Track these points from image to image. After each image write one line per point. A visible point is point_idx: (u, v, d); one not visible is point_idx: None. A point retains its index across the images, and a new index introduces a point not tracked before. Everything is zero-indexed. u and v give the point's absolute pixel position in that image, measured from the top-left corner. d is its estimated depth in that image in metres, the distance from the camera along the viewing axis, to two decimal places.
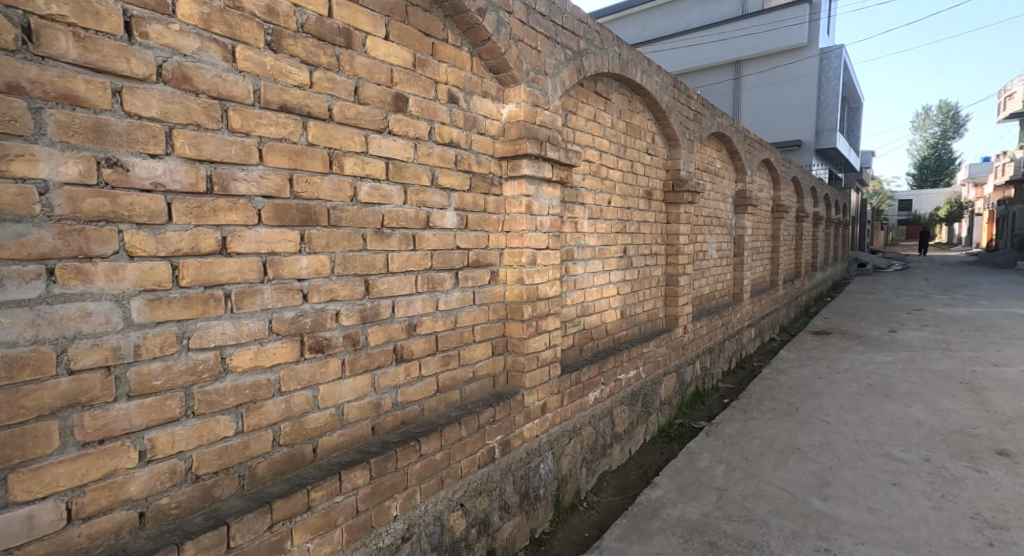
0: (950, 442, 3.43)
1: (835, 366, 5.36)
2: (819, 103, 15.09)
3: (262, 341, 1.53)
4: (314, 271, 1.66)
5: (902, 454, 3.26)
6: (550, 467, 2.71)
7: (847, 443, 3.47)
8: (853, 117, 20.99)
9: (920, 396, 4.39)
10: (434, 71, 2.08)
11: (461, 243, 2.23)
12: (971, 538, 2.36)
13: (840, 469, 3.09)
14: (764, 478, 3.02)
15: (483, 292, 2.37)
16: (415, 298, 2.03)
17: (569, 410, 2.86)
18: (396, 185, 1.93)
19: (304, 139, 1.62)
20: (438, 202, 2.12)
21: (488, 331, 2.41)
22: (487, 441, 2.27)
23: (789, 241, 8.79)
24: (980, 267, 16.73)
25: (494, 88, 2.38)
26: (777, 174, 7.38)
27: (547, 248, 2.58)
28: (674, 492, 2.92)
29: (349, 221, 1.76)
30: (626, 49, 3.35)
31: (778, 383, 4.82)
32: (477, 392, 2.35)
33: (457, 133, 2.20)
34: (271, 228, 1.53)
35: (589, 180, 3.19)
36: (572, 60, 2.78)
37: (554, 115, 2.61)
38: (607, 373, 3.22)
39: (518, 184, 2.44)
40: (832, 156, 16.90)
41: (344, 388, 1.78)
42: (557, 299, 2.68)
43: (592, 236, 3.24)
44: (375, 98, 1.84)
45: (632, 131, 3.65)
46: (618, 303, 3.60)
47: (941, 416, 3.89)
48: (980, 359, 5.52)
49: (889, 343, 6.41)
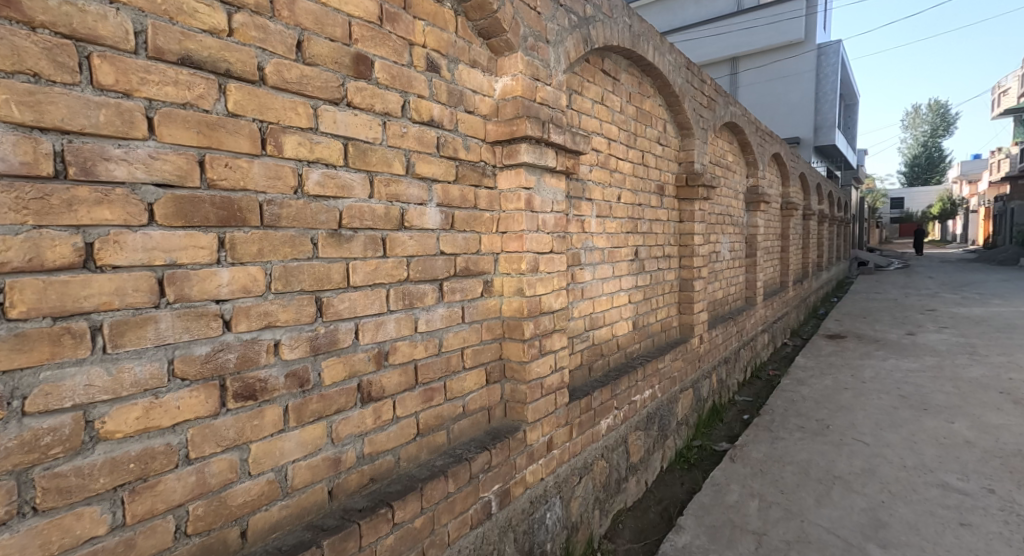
0: (1011, 467, 2.99)
1: (859, 375, 4.93)
2: (819, 99, 14.74)
3: (158, 393, 1.07)
4: (239, 289, 1.20)
5: (961, 484, 2.82)
6: (557, 515, 2.26)
7: (894, 469, 3.03)
8: (850, 115, 20.73)
9: (961, 409, 3.95)
10: (408, 29, 1.62)
11: (445, 248, 1.77)
12: None
13: (893, 504, 2.65)
14: (808, 518, 2.57)
15: (473, 307, 1.92)
16: (386, 318, 1.57)
17: (579, 443, 2.42)
18: (359, 172, 1.47)
19: (221, 107, 1.17)
20: (416, 196, 1.66)
21: (481, 354, 1.96)
22: (481, 494, 1.83)
23: (797, 240, 8.40)
24: (983, 264, 16.43)
25: (484, 56, 1.94)
26: (787, 170, 6.98)
27: (551, 251, 2.13)
28: (704, 537, 2.47)
29: (292, 219, 1.31)
30: (637, 21, 2.91)
31: (801, 396, 4.38)
32: (468, 430, 1.90)
33: (439, 109, 1.74)
34: (169, 230, 1.08)
35: (596, 172, 2.75)
36: (577, 27, 2.34)
37: (557, 92, 2.17)
38: (620, 395, 2.79)
39: (515, 173, 1.98)
40: (832, 154, 16.59)
41: (288, 445, 1.32)
42: (563, 313, 2.23)
43: (600, 237, 2.81)
44: (326, 57, 1.38)
45: (642, 117, 3.22)
46: (630, 313, 3.16)
47: (992, 434, 3.46)
48: (1014, 365, 5.08)
49: (911, 347, 5.98)
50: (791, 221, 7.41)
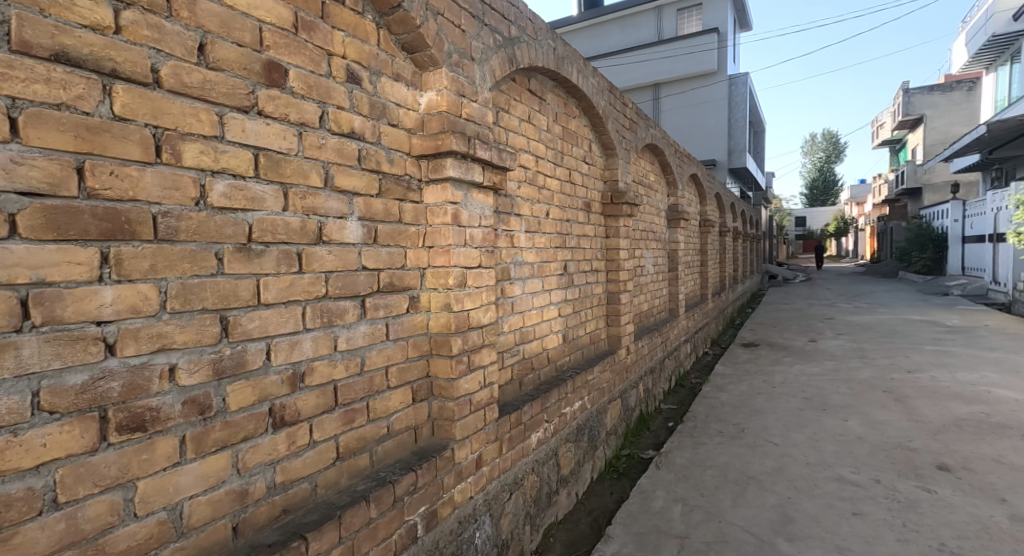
0: (894, 457, 3.29)
1: (771, 380, 5.27)
2: (731, 126, 15.90)
3: (17, 429, 0.95)
4: (126, 309, 1.10)
5: (854, 476, 3.06)
6: (487, 534, 2.22)
7: (799, 466, 3.25)
8: (758, 140, 22.51)
9: (855, 408, 4.31)
10: (325, 38, 1.57)
11: (368, 263, 1.72)
12: None
13: (798, 499, 2.83)
14: (725, 519, 2.69)
15: (398, 324, 1.86)
16: (302, 337, 1.49)
17: (508, 459, 2.40)
18: (271, 184, 1.40)
19: (105, 109, 1.07)
20: (335, 209, 1.60)
21: (407, 372, 1.90)
22: (406, 517, 1.76)
23: (715, 256, 8.94)
24: (873, 276, 18.24)
25: (409, 70, 1.92)
26: (703, 190, 7.44)
27: (479, 266, 2.12)
28: (631, 545, 2.51)
29: (192, 233, 1.22)
30: (561, 44, 3.01)
31: (720, 402, 4.61)
32: (393, 452, 1.84)
33: (360, 122, 1.70)
34: (37, 244, 0.98)
35: (524, 188, 2.79)
36: (502, 47, 2.38)
37: (483, 109, 2.18)
38: (551, 408, 2.81)
39: (441, 188, 1.96)
40: (744, 176, 17.91)
41: (185, 479, 1.21)
42: (491, 327, 2.22)
43: (529, 252, 2.84)
44: (233, 63, 1.31)
45: (569, 137, 3.32)
46: (560, 326, 3.21)
47: (878, 429, 3.80)
48: (896, 366, 5.63)
49: (813, 352, 6.50)
50: (709, 238, 7.89)
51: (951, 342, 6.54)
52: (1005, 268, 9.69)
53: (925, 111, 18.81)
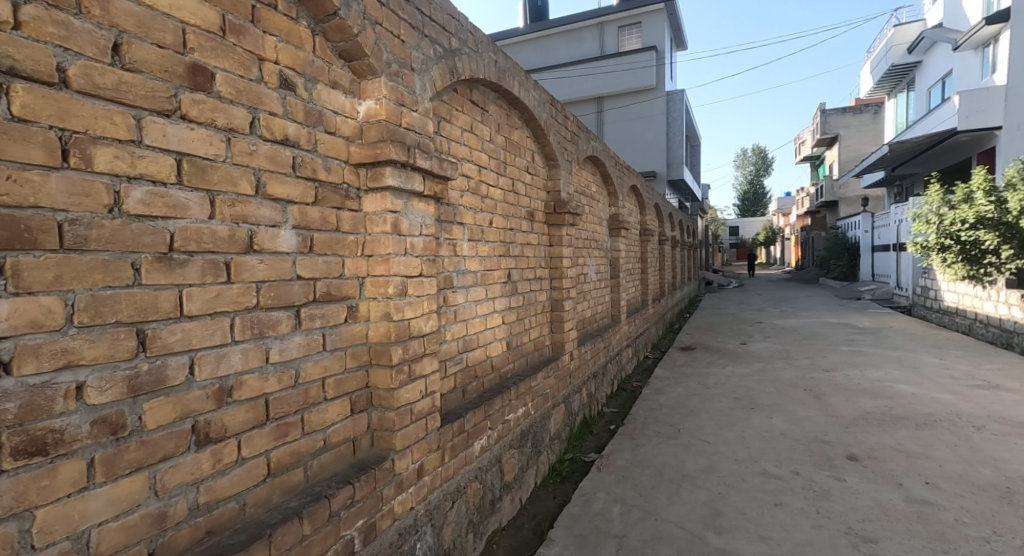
0: (811, 450, 3.52)
1: (705, 382, 5.53)
2: (669, 139, 16.61)
3: None
4: (24, 323, 1.03)
5: (776, 470, 3.26)
6: (428, 544, 2.20)
7: (728, 463, 3.42)
8: (693, 154, 23.61)
9: (779, 405, 4.59)
10: (256, 42, 1.53)
11: (303, 272, 1.67)
12: None
13: (727, 494, 2.98)
14: (661, 516, 2.79)
15: (336, 334, 1.82)
16: (230, 350, 1.43)
17: (451, 467, 2.39)
18: (196, 191, 1.34)
19: (2, 110, 1.01)
20: (267, 217, 1.55)
21: (344, 383, 1.86)
22: (343, 532, 1.72)
23: (655, 264, 9.28)
24: (797, 282, 19.51)
25: (346, 78, 1.89)
26: (643, 200, 7.72)
27: (421, 274, 2.10)
28: (572, 547, 2.56)
29: (105, 241, 1.15)
30: (502, 57, 3.06)
31: (658, 403, 4.78)
32: (330, 465, 1.79)
33: (295, 128, 1.66)
34: None
35: (467, 198, 2.81)
36: (442, 58, 2.39)
37: (423, 119, 2.18)
38: (494, 415, 2.82)
39: (381, 197, 1.94)
40: (682, 187, 18.72)
41: (92, 505, 1.13)
42: (433, 336, 2.21)
43: (472, 260, 2.85)
44: (153, 65, 1.26)
45: (511, 147, 3.37)
46: (504, 333, 3.23)
47: (799, 424, 4.06)
48: (815, 365, 6.04)
49: (744, 355, 6.86)
50: (648, 246, 8.18)
51: (862, 343, 7.08)
52: (907, 274, 10.63)
53: (838, 131, 20.40)
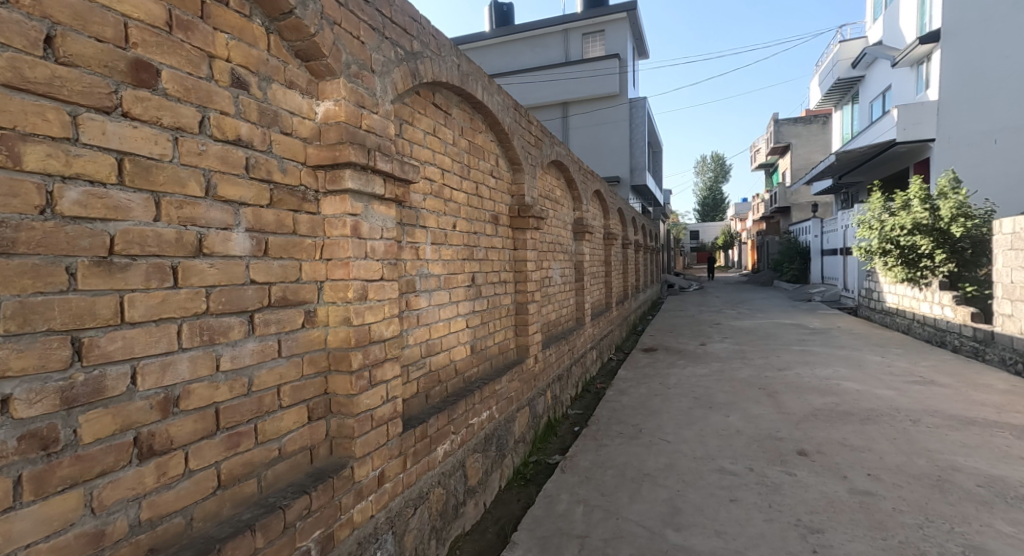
0: (765, 447, 3.65)
1: (666, 382, 5.65)
2: (632, 145, 16.94)
3: None
4: None
5: (732, 466, 3.35)
6: (389, 552, 2.16)
7: (687, 461, 3.50)
8: (655, 160, 24.15)
9: (735, 404, 4.73)
10: (206, 39, 1.48)
11: (256, 277, 1.62)
12: (800, 549, 2.38)
13: (685, 491, 3.05)
14: (622, 515, 2.83)
15: (292, 340, 1.77)
16: (178, 358, 1.37)
17: (413, 473, 2.36)
18: (140, 192, 1.29)
19: None
20: (218, 220, 1.49)
21: (301, 390, 1.81)
22: (299, 543, 1.67)
23: (618, 266, 9.42)
24: (754, 285, 20.18)
25: (303, 78, 1.85)
26: (606, 205, 7.84)
27: (381, 278, 2.07)
28: (535, 549, 2.56)
29: (36, 245, 1.10)
30: (465, 61, 3.06)
31: (621, 404, 4.85)
32: (285, 475, 1.74)
33: (248, 128, 1.61)
34: None
35: (429, 201, 2.78)
36: (404, 60, 2.37)
37: (384, 121, 2.15)
38: (458, 420, 2.80)
39: (340, 199, 1.90)
40: (644, 192, 19.11)
41: (19, 525, 1.07)
42: (395, 341, 2.17)
43: (435, 263, 2.83)
44: (91, 59, 1.20)
45: (475, 151, 3.37)
46: (468, 337, 3.21)
47: (754, 422, 4.19)
48: (770, 364, 6.26)
49: (703, 356, 7.04)
50: (612, 250, 8.31)
51: (813, 342, 7.39)
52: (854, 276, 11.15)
53: (790, 140, 21.27)
